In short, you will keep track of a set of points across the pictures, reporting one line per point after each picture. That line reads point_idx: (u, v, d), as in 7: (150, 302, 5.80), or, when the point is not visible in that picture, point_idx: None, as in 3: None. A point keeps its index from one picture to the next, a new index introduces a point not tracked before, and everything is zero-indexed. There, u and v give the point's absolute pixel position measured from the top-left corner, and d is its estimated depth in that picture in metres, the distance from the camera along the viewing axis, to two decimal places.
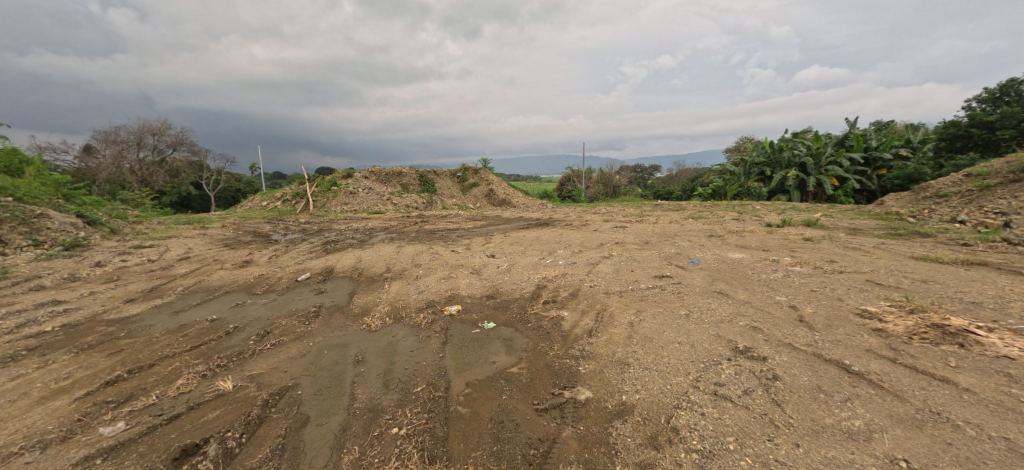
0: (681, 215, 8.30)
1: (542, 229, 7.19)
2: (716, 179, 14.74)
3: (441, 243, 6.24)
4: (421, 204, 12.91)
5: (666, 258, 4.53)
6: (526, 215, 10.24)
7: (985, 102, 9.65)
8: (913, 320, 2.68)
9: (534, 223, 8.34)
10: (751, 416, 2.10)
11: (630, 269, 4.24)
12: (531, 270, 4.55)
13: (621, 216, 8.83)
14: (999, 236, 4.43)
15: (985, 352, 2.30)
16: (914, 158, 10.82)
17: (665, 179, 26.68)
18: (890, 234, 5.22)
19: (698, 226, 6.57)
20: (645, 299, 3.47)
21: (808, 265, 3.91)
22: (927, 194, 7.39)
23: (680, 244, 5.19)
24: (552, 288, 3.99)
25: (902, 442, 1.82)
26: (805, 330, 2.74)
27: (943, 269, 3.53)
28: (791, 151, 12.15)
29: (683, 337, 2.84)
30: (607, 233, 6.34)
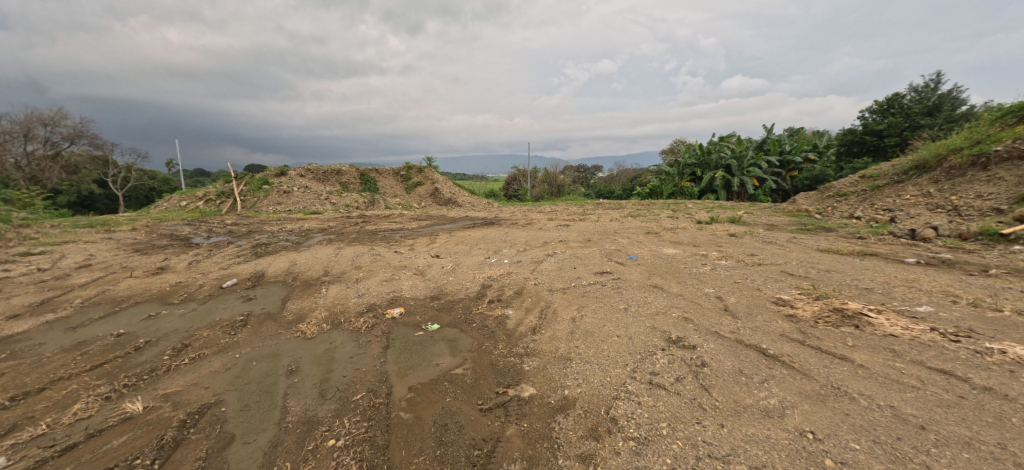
0: (620, 213, 8.68)
1: (488, 228, 7.20)
2: (654, 179, 15.57)
3: (384, 244, 6.03)
4: (363, 203, 12.40)
5: (607, 254, 4.70)
6: (473, 214, 10.22)
7: (876, 113, 11.11)
8: (818, 305, 2.99)
9: (480, 222, 8.33)
10: (682, 401, 2.23)
11: (573, 266, 4.34)
12: (476, 270, 4.52)
13: (564, 214, 9.06)
14: (886, 229, 5.10)
15: (876, 331, 2.61)
16: (820, 161, 12.14)
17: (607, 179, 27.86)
18: (801, 229, 5.82)
19: (636, 223, 6.89)
20: (587, 295, 3.56)
21: (732, 258, 4.24)
22: (830, 193, 8.34)
23: (620, 241, 5.40)
24: (497, 286, 3.99)
25: (809, 416, 2.04)
26: (729, 319, 2.96)
27: (843, 260, 3.97)
28: (719, 154, 13.10)
29: (621, 330, 2.94)
30: (551, 232, 6.47)
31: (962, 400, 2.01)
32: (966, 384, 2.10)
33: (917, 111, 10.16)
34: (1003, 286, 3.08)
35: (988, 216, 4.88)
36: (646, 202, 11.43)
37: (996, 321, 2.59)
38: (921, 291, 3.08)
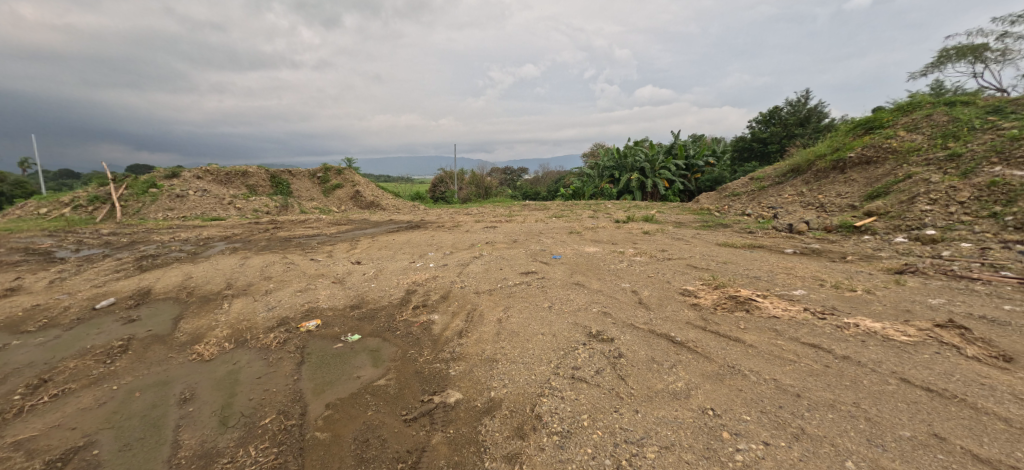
0: (545, 214, 8.96)
1: (414, 232, 7.01)
2: (577, 180, 16.35)
3: (299, 252, 5.58)
4: (275, 207, 11.40)
5: (532, 255, 4.82)
6: (398, 217, 9.90)
7: (761, 123, 12.88)
8: (717, 294, 3.33)
9: (405, 225, 8.08)
10: (601, 392, 2.35)
11: (499, 267, 4.38)
12: (401, 275, 4.37)
13: (491, 216, 9.12)
14: (770, 224, 5.87)
15: (763, 314, 2.97)
16: (719, 165, 13.52)
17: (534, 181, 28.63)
18: (703, 225, 6.48)
19: (560, 224, 7.16)
20: (513, 296, 3.61)
21: (646, 254, 4.58)
22: (726, 193, 9.40)
23: (545, 241, 5.57)
24: (423, 291, 3.89)
25: (709, 394, 2.26)
26: (643, 311, 3.18)
27: (736, 252, 4.49)
28: (634, 157, 14.03)
29: (546, 328, 3.02)
30: (478, 234, 6.49)
31: (826, 368, 2.37)
32: (828, 355, 2.48)
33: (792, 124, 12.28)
34: (855, 270, 3.71)
35: (844, 211, 5.84)
36: (570, 203, 11.93)
37: (850, 299, 3.10)
38: (796, 277, 3.58)
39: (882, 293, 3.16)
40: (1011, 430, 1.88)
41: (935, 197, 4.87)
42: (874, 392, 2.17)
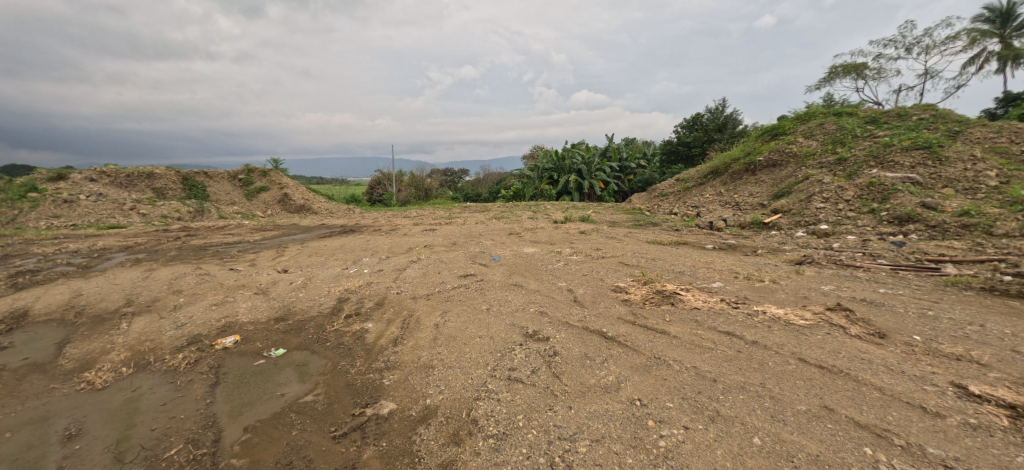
0: (486, 216, 8.98)
1: (347, 237, 6.72)
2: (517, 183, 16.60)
3: (216, 261, 5.11)
4: (189, 213, 10.35)
5: (471, 257, 4.80)
6: (331, 221, 9.43)
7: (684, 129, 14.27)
8: (646, 289, 3.52)
9: (338, 230, 7.71)
10: (537, 391, 2.38)
11: (437, 271, 4.33)
12: (332, 283, 4.16)
13: (430, 219, 8.97)
14: (694, 222, 6.35)
15: (686, 306, 3.19)
16: (649, 168, 14.52)
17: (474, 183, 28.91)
18: (635, 224, 6.86)
19: (500, 225, 7.22)
20: (451, 299, 3.58)
21: (581, 253, 4.74)
22: (655, 194, 10.05)
23: (484, 243, 5.58)
24: (356, 299, 3.71)
25: (637, 386, 2.38)
26: (577, 308, 3.29)
27: (663, 249, 4.79)
28: (571, 160, 14.53)
29: (483, 330, 3.03)
30: (416, 237, 6.37)
31: (739, 353, 2.60)
32: (741, 341, 2.71)
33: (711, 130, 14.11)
34: (763, 262, 4.12)
35: (756, 209, 6.48)
36: (510, 205, 12.07)
37: (759, 289, 3.43)
38: (714, 270, 3.90)
39: (784, 282, 3.53)
40: (884, 397, 2.17)
41: (827, 196, 5.56)
42: (777, 372, 2.41)
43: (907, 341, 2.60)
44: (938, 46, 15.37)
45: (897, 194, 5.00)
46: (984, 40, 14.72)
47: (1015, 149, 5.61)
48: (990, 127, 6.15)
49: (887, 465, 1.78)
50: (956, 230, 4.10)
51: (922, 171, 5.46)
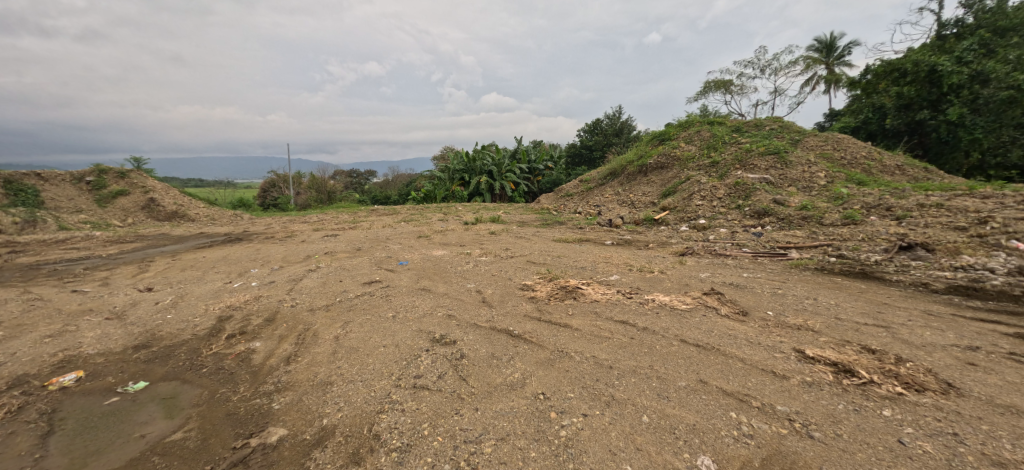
0: (394, 219, 8.72)
1: (233, 246, 6.04)
2: (427, 183, 16.33)
3: (52, 283, 4.21)
4: (14, 225, 8.38)
5: (376, 263, 4.62)
6: (214, 229, 8.38)
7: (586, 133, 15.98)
8: (551, 285, 3.70)
9: (221, 239, 6.85)
10: (443, 397, 2.35)
11: (338, 279, 4.12)
12: (210, 300, 3.73)
13: (332, 223, 8.41)
14: (595, 220, 6.84)
15: (587, 299, 3.41)
16: (555, 169, 15.67)
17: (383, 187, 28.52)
18: (541, 223, 7.20)
19: (408, 229, 7.05)
20: (354, 309, 3.42)
21: (491, 254, 4.83)
22: (562, 194, 10.70)
23: (391, 248, 5.42)
24: (241, 316, 3.41)
25: (541, 380, 2.47)
26: (486, 308, 3.34)
27: (568, 246, 5.08)
28: (482, 161, 14.69)
29: (388, 339, 2.94)
30: (316, 244, 5.98)
31: (631, 339, 2.83)
32: (633, 328, 2.96)
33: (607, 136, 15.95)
34: (653, 254, 4.57)
35: (648, 207, 7.22)
36: (420, 207, 11.83)
37: (649, 279, 3.79)
38: (612, 264, 4.23)
39: (670, 272, 3.95)
40: (745, 367, 2.53)
41: (704, 194, 6.39)
42: (663, 354, 2.68)
43: (763, 316, 3.07)
44: (782, 70, 18.63)
45: (756, 192, 5.92)
46: (812, 67, 18.21)
47: (835, 155, 7.02)
48: (819, 137, 7.61)
49: (748, 426, 2.07)
50: (798, 221, 4.98)
51: (774, 173, 6.53)
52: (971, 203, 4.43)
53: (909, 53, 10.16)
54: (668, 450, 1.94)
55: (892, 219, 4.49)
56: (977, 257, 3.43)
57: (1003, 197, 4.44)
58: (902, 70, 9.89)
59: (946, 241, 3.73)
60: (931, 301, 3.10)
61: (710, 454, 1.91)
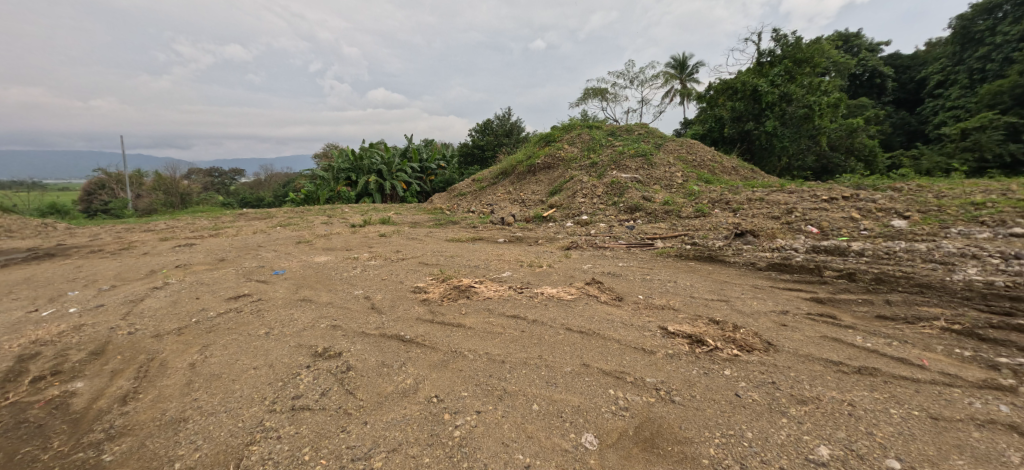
0: (268, 224, 7.86)
1: (40, 265, 4.79)
2: (309, 185, 15.08)
3: None
4: None
5: (245, 275, 4.22)
6: (8, 244, 6.55)
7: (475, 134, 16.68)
8: (444, 286, 3.73)
9: (22, 257, 5.38)
10: (327, 415, 2.15)
11: (194, 296, 3.64)
12: (4, 336, 2.93)
13: (187, 231, 7.21)
14: (488, 218, 7.01)
15: (480, 296, 3.50)
16: (449, 168, 15.78)
17: (257, 191, 25.77)
18: (435, 224, 7.17)
19: (286, 234, 6.42)
20: (218, 329, 3.05)
21: (380, 258, 4.72)
22: (456, 194, 10.80)
23: (264, 257, 4.92)
24: (54, 352, 2.74)
25: (434, 383, 2.43)
26: (375, 315, 3.23)
27: (461, 246, 5.14)
28: (370, 160, 14.17)
29: (260, 360, 2.64)
30: (165, 256, 5.12)
31: (522, 332, 2.97)
32: (524, 321, 3.11)
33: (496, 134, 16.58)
34: (543, 249, 4.87)
35: (537, 204, 7.67)
36: (301, 209, 10.84)
37: (538, 273, 4.03)
38: (503, 261, 4.41)
39: (557, 265, 4.24)
40: (621, 347, 2.81)
41: (586, 193, 7.02)
42: (551, 343, 2.85)
43: (635, 300, 3.47)
44: (648, 82, 21.36)
45: (629, 190, 6.69)
46: (670, 81, 21.25)
47: (688, 158, 8.28)
48: (675, 142, 8.89)
49: (624, 400, 2.30)
50: (662, 214, 5.74)
51: (643, 173, 7.45)
52: (781, 197, 5.60)
53: (737, 74, 12.45)
54: (557, 433, 2.05)
55: (730, 211, 5.45)
56: (785, 239, 4.35)
57: (801, 192, 5.71)
58: (731, 89, 11.97)
59: (766, 228, 4.66)
60: (757, 277, 3.82)
61: (593, 430, 2.07)
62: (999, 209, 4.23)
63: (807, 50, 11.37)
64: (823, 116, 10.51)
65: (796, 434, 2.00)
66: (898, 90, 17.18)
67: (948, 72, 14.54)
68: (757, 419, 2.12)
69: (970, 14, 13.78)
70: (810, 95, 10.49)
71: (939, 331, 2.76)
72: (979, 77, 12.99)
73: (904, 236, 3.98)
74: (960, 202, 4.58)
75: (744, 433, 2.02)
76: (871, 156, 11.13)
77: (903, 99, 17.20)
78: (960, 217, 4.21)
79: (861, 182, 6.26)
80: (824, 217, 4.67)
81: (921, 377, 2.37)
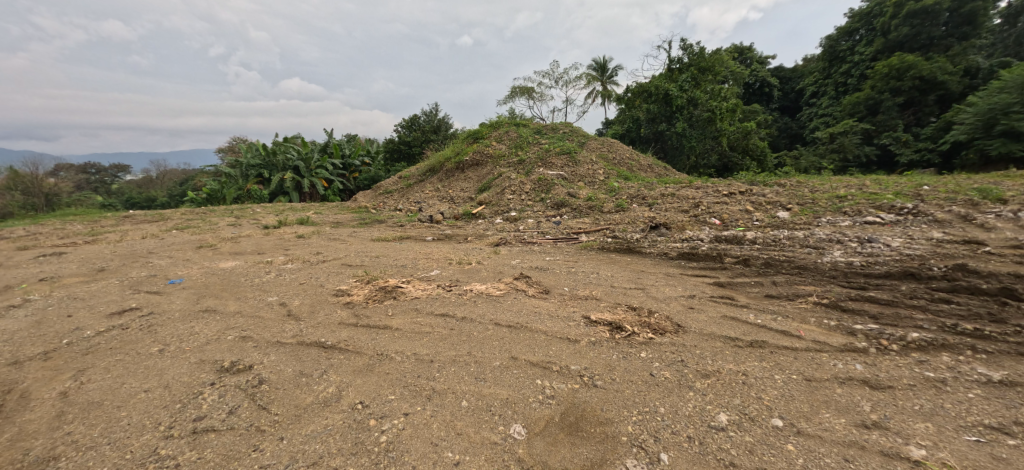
0: (161, 227, 7.00)
1: None
2: (212, 183, 13.52)
3: None
4: None
5: (132, 286, 3.75)
6: None
7: (403, 128, 16.31)
8: (369, 288, 3.63)
9: None
10: (236, 434, 1.99)
11: (65, 314, 3.16)
12: None
13: (51, 238, 6.15)
14: (417, 216, 6.88)
15: (406, 296, 3.47)
16: (374, 165, 15.28)
17: (146, 190, 22.56)
18: (360, 223, 6.90)
19: (183, 238, 5.75)
20: (99, 351, 2.69)
21: (298, 260, 4.46)
22: (382, 191, 10.45)
23: (156, 265, 4.39)
24: None
25: (359, 389, 2.35)
26: (293, 323, 3.06)
27: (388, 245, 5.01)
28: (285, 155, 13.28)
29: (152, 382, 2.36)
30: (23, 268, 4.35)
31: (451, 330, 2.99)
32: (452, 319, 3.13)
33: (423, 129, 16.19)
34: (472, 246, 4.91)
35: (466, 201, 7.69)
36: (203, 209, 9.97)
37: (467, 271, 4.07)
38: (432, 259, 4.39)
39: (486, 262, 4.31)
40: (547, 338, 2.94)
41: (515, 189, 7.17)
42: (480, 339, 2.90)
43: (560, 292, 3.63)
44: (574, 82, 22.27)
45: (555, 187, 6.97)
46: (594, 82, 22.32)
47: (609, 156, 8.79)
48: (597, 141, 9.37)
49: (551, 388, 2.41)
50: (586, 209, 6.06)
51: (568, 170, 7.77)
52: (690, 192, 6.18)
53: (651, 78, 13.46)
54: (485, 427, 2.09)
55: (647, 206, 5.90)
56: (693, 231, 4.82)
57: (706, 187, 6.34)
58: (646, 91, 12.93)
59: (677, 221, 5.11)
60: (669, 266, 4.19)
61: (521, 421, 2.15)
62: (856, 202, 5.08)
63: (710, 57, 12.48)
64: (723, 120, 11.59)
65: (700, 405, 2.25)
66: (783, 99, 19.70)
67: (820, 84, 17.00)
68: (668, 395, 2.34)
69: (835, 35, 16.23)
70: (713, 100, 11.72)
71: (812, 305, 3.25)
72: (842, 89, 15.39)
73: (787, 225, 4.62)
74: (828, 196, 5.41)
75: (657, 408, 2.23)
76: (762, 156, 12.39)
77: (787, 106, 19.78)
78: (829, 208, 4.98)
79: (753, 179, 7.12)
80: (725, 209, 5.25)
81: (798, 345, 2.77)
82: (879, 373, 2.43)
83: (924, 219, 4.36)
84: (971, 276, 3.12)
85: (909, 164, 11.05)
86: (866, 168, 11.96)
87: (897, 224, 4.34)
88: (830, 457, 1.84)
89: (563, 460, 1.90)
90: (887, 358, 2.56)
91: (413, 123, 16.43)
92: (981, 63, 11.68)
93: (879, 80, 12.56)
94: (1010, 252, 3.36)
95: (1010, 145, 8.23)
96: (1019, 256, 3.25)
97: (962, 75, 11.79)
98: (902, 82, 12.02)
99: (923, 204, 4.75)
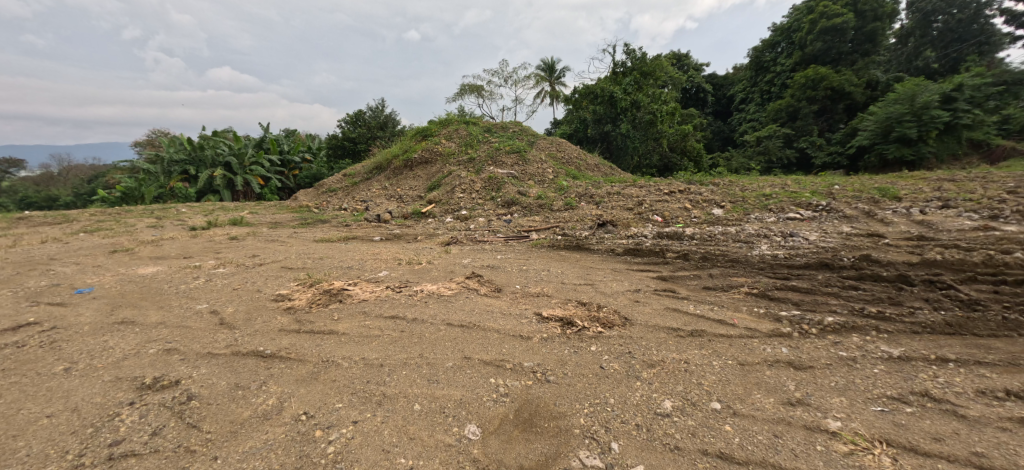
0: (63, 230, 6.22)
1: None
2: (126, 180, 12.15)
3: None
4: None
5: (28, 298, 3.30)
6: None
7: (347, 124, 15.69)
8: (312, 292, 3.46)
9: None
10: (161, 457, 1.82)
11: None
12: None
13: None
14: (363, 216, 6.63)
15: (353, 299, 3.34)
16: (315, 162, 14.58)
17: (44, 189, 19.95)
18: (301, 223, 6.54)
19: (92, 242, 5.15)
20: None
21: (231, 264, 4.14)
22: (325, 190, 9.98)
23: (58, 273, 3.89)
24: None
25: (303, 399, 2.23)
26: (226, 332, 2.85)
27: (332, 246, 4.79)
28: (214, 150, 12.35)
29: (56, 405, 2.10)
30: None
31: (402, 332, 2.92)
32: (403, 321, 3.06)
33: (369, 125, 15.68)
34: (422, 246, 4.83)
35: (416, 200, 7.53)
36: (116, 210, 9.04)
37: (417, 271, 3.99)
38: (380, 260, 4.26)
39: (437, 261, 4.26)
40: (500, 336, 2.95)
41: (465, 188, 7.12)
42: (432, 340, 2.86)
43: (512, 290, 3.67)
44: (522, 82, 22.51)
45: (505, 185, 7.01)
46: (542, 83, 22.69)
47: (558, 155, 8.99)
48: (546, 140, 9.54)
49: (504, 386, 2.43)
50: (536, 208, 6.16)
51: (517, 169, 7.85)
52: (635, 190, 6.47)
53: (597, 80, 13.93)
54: (439, 429, 2.06)
55: (594, 204, 6.10)
56: (638, 228, 5.05)
57: (649, 186, 6.67)
58: (593, 93, 13.33)
59: (623, 219, 5.33)
60: (616, 261, 4.37)
61: (475, 420, 2.14)
62: (779, 200, 5.57)
63: (651, 63, 13.15)
64: (663, 122, 12.45)
65: (647, 393, 2.37)
66: (716, 103, 21.13)
67: (748, 92, 18.44)
68: (617, 386, 2.44)
69: (760, 47, 17.68)
70: (654, 103, 12.43)
71: (744, 295, 3.53)
72: (767, 97, 16.82)
73: (721, 222, 4.97)
74: (756, 194, 5.88)
75: (607, 399, 2.32)
76: (699, 157, 13.29)
77: (720, 111, 21.28)
78: (757, 206, 5.43)
79: (690, 178, 7.59)
80: (666, 207, 5.55)
81: (732, 333, 3.00)
82: (802, 354, 2.69)
83: (835, 215, 4.87)
84: (874, 265, 3.54)
85: (823, 166, 12.30)
86: (788, 169, 13.19)
87: (814, 220, 4.83)
88: (762, 435, 2.01)
89: (517, 457, 1.92)
90: (808, 341, 2.84)
91: (358, 119, 15.84)
92: (880, 77, 13.25)
93: (798, 89, 13.85)
94: (904, 244, 3.84)
95: (904, 150, 9.53)
96: (911, 247, 3.73)
97: (865, 87, 13.29)
98: (817, 92, 13.34)
99: (835, 202, 5.31)
